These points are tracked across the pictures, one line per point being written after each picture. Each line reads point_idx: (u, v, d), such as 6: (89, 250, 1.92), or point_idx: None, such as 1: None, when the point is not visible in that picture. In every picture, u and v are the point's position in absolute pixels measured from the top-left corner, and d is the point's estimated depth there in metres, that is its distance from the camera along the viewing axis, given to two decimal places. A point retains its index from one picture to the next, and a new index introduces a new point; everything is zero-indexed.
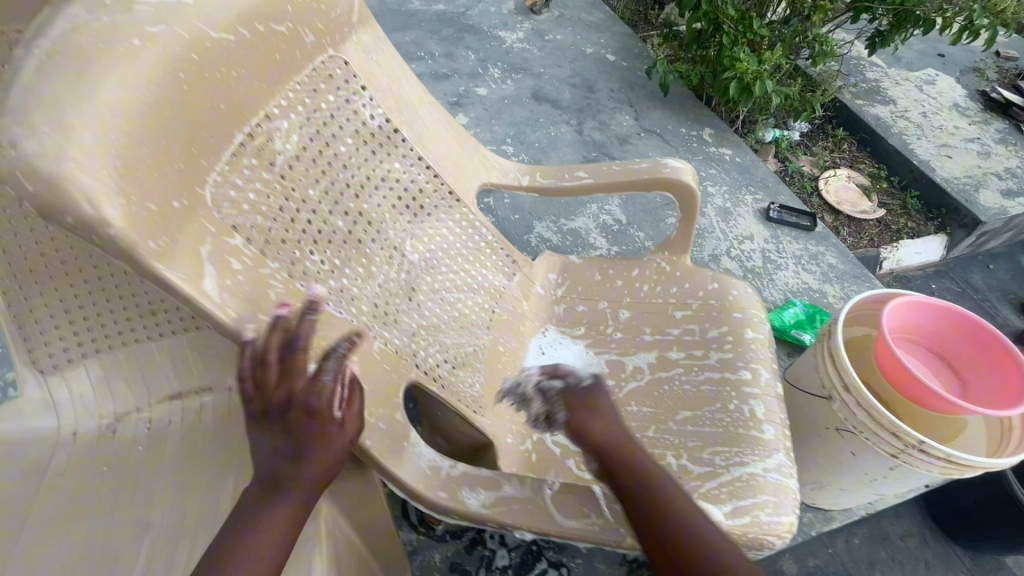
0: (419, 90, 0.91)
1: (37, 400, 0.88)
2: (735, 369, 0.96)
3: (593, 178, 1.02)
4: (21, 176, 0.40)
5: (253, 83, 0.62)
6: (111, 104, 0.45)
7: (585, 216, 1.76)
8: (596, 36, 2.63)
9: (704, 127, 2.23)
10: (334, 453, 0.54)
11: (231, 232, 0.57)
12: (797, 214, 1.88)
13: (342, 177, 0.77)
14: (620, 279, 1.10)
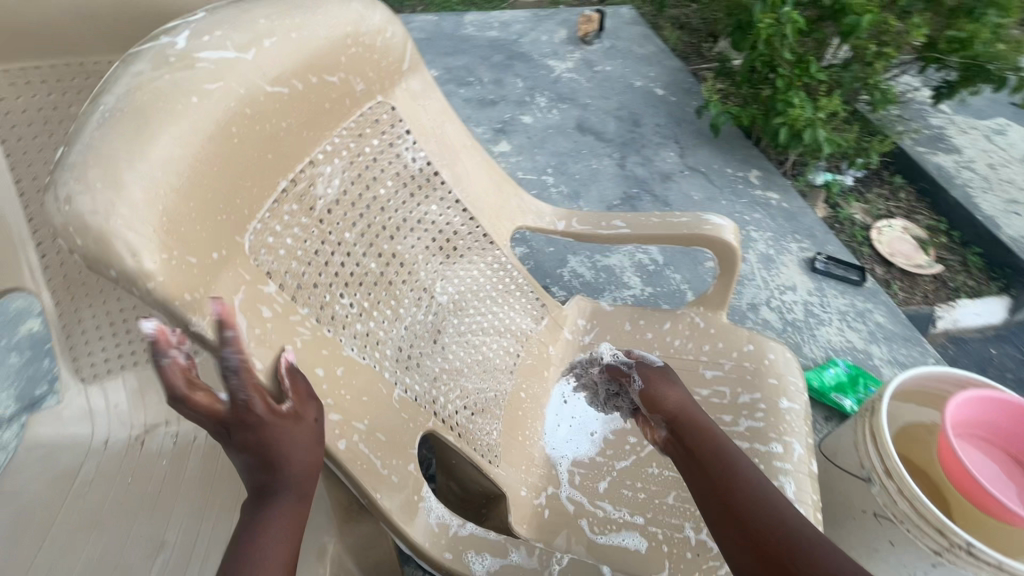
0: (462, 134, 0.92)
1: (74, 406, 0.92)
2: (767, 441, 0.90)
3: (630, 228, 0.99)
4: (73, 229, 0.43)
5: (302, 132, 0.64)
6: (165, 159, 0.47)
7: (620, 254, 1.73)
8: (646, 69, 2.62)
9: (750, 168, 2.17)
10: (298, 442, 0.53)
11: (265, 279, 0.57)
12: (845, 267, 1.80)
13: (379, 218, 0.78)
14: (650, 331, 1.07)
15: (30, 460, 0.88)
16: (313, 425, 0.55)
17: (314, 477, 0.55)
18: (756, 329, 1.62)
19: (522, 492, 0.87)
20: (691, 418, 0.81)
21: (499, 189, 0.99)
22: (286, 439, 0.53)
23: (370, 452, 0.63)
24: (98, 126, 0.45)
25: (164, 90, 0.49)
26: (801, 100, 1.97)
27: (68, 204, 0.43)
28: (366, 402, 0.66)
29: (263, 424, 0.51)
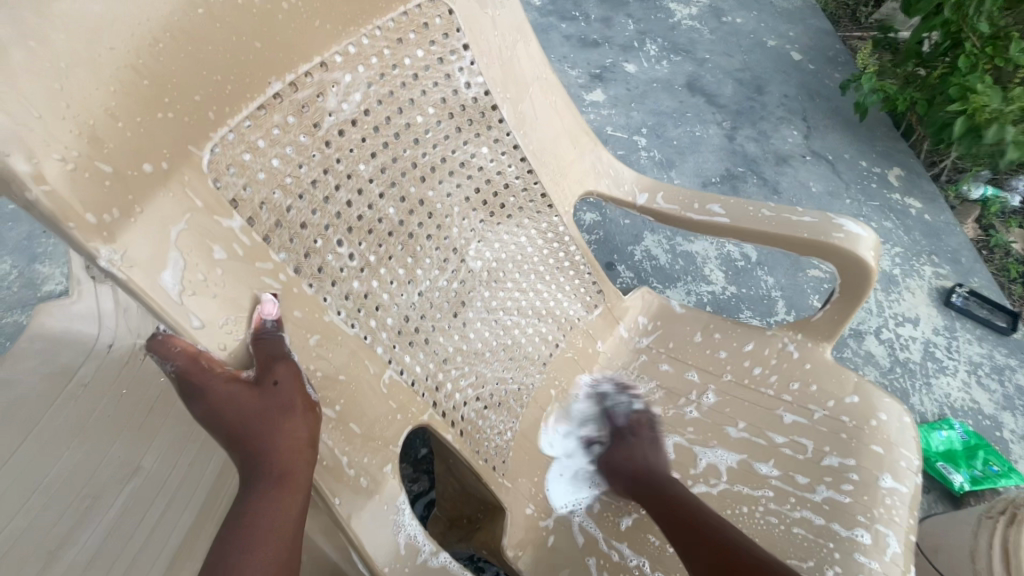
0: (539, 62, 0.72)
1: (86, 305, 0.88)
2: (851, 525, 0.69)
3: (730, 218, 0.77)
4: None
5: (312, 22, 0.48)
6: (77, 22, 0.34)
7: (706, 241, 1.48)
8: (786, 27, 2.19)
9: (891, 165, 1.78)
10: (262, 414, 0.46)
11: (227, 211, 0.44)
12: (990, 308, 1.44)
13: (410, 153, 0.61)
14: (725, 350, 0.86)
15: (29, 349, 0.83)
16: (281, 393, 0.47)
17: (291, 456, 0.47)
18: (855, 361, 1.33)
19: (527, 510, 0.73)
20: (656, 477, 0.71)
21: (573, 141, 0.79)
22: (241, 411, 0.46)
23: (334, 446, 0.52)
24: None
25: None
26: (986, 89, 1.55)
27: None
28: (342, 383, 0.54)
29: (215, 396, 0.45)
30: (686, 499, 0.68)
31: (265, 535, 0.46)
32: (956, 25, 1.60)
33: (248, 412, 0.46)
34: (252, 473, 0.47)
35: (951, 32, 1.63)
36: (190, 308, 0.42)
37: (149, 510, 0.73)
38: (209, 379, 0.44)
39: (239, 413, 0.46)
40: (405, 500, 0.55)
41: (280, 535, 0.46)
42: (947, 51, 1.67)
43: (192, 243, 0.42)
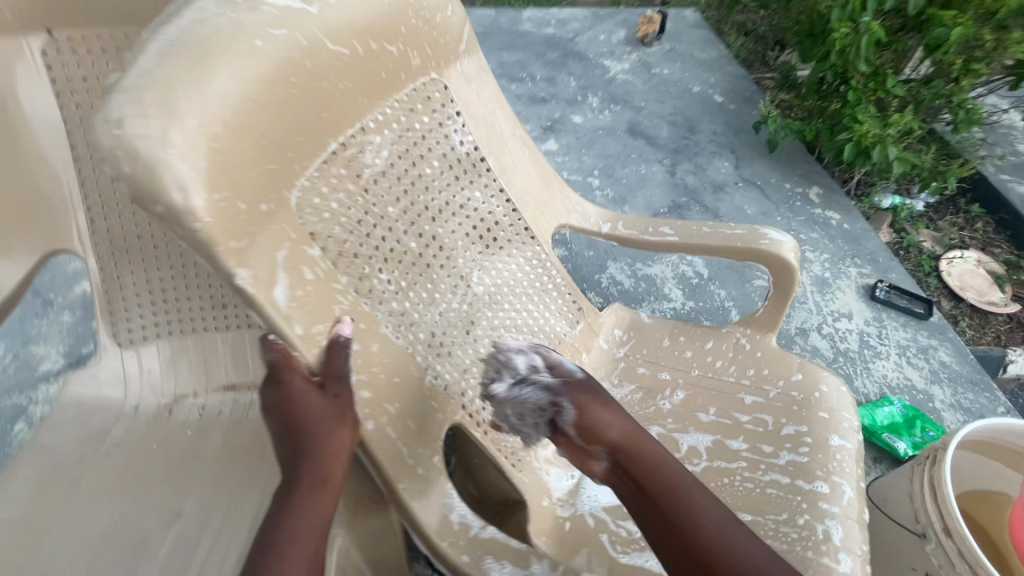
0: (512, 124, 0.90)
1: (115, 372, 0.94)
2: (811, 478, 0.81)
3: (678, 236, 0.94)
4: (122, 154, 0.41)
5: (356, 97, 0.64)
6: (230, 97, 0.47)
7: (661, 264, 1.66)
8: (706, 74, 2.51)
9: (811, 185, 2.05)
10: (320, 417, 0.55)
11: (310, 242, 0.58)
12: (909, 297, 1.67)
13: (422, 199, 0.75)
14: (691, 350, 1.00)
15: (63, 417, 0.90)
16: (339, 404, 0.56)
17: (336, 461, 0.55)
18: (803, 354, 1.51)
19: (545, 502, 0.83)
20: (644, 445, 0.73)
21: (545, 184, 0.95)
22: (306, 409, 0.55)
23: (396, 438, 0.63)
24: (165, 55, 0.44)
25: (227, 27, 0.47)
26: (871, 118, 1.84)
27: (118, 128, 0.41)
28: (397, 382, 0.66)
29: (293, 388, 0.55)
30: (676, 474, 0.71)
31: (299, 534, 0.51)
32: (841, 67, 1.89)
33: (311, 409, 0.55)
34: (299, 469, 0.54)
35: (838, 72, 1.92)
36: (293, 317, 0.54)
37: (195, 547, 0.78)
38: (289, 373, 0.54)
39: (302, 411, 0.55)
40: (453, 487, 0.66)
41: (310, 537, 0.52)
42: (838, 86, 1.97)
43: (291, 266, 0.55)
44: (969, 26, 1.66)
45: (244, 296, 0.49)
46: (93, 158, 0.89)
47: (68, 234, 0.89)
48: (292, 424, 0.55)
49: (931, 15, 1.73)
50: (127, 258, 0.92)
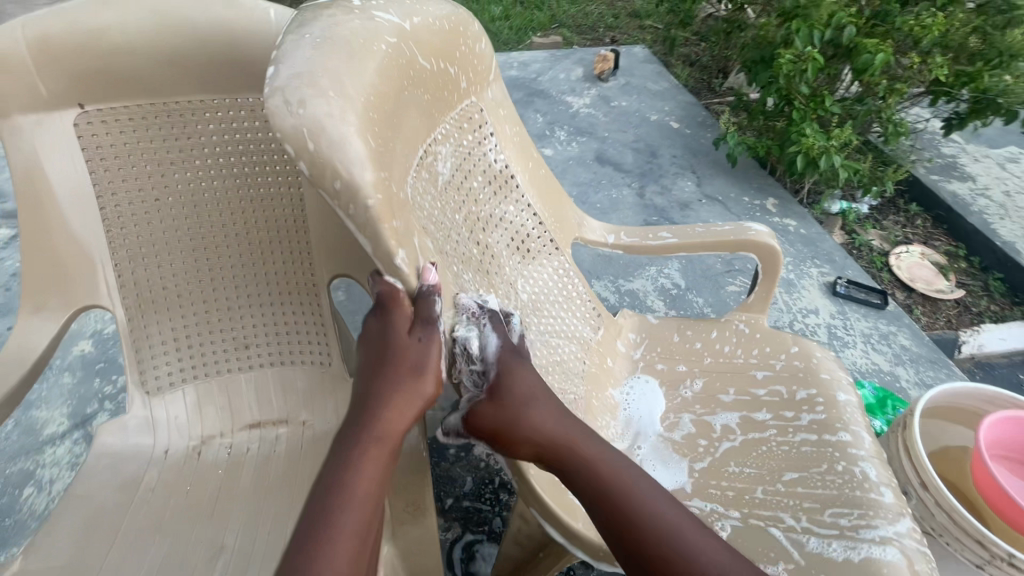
0: (530, 147, 1.04)
1: (140, 419, 0.98)
2: (834, 431, 0.92)
3: (676, 238, 1.05)
4: (310, 132, 0.54)
5: (432, 110, 0.79)
6: (371, 90, 0.61)
7: (643, 278, 1.79)
8: (661, 104, 2.73)
9: (767, 197, 2.23)
10: (406, 361, 0.63)
11: (426, 236, 0.69)
12: (865, 290, 1.84)
13: (474, 210, 0.90)
14: (700, 341, 1.11)
15: (97, 467, 0.92)
16: (423, 353, 0.64)
17: (406, 409, 0.63)
18: None
19: None
20: (552, 439, 0.72)
21: (556, 200, 1.08)
22: (400, 349, 0.64)
23: None
24: (329, 55, 0.58)
25: (364, 39, 0.63)
26: (815, 133, 2.04)
27: (301, 109, 0.54)
28: None
29: (393, 323, 0.64)
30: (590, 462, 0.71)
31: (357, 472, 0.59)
32: (786, 90, 2.12)
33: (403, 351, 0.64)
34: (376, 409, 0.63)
35: (784, 94, 2.15)
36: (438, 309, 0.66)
37: None
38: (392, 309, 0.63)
39: (395, 351, 0.64)
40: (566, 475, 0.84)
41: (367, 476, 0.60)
42: (784, 108, 2.19)
43: (421, 250, 0.66)
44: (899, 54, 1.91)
45: (397, 270, 0.60)
46: (120, 216, 0.95)
47: (96, 288, 0.95)
48: (383, 361, 0.64)
49: (859, 44, 1.95)
50: (152, 308, 0.99)
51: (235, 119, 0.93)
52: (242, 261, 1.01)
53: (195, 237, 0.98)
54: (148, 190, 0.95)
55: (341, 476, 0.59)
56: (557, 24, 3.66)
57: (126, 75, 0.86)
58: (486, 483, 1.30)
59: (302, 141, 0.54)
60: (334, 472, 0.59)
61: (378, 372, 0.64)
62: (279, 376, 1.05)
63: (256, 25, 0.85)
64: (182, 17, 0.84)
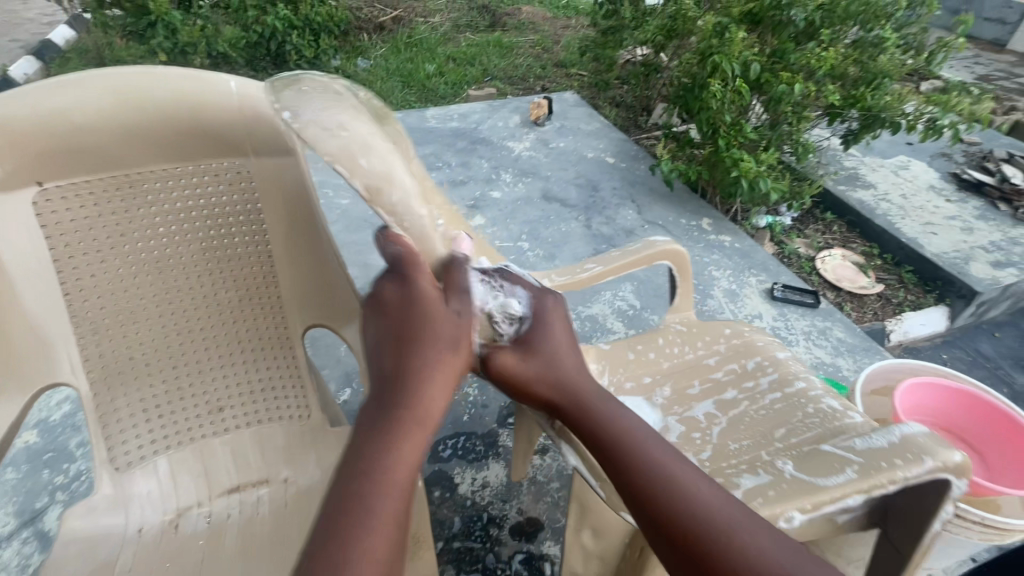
0: None
1: (110, 497, 0.94)
2: (792, 382, 1.08)
3: (602, 266, 1.13)
4: (360, 151, 0.72)
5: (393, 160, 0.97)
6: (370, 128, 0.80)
7: (600, 302, 1.89)
8: (595, 142, 2.94)
9: (702, 217, 2.43)
10: (441, 328, 0.72)
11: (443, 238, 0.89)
12: (800, 292, 2.01)
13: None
14: (652, 351, 1.18)
15: (65, 554, 0.86)
16: (457, 324, 0.74)
17: (446, 379, 0.71)
18: None
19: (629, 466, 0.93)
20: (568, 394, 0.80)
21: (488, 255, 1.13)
22: (433, 318, 0.72)
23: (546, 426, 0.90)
24: (340, 105, 0.77)
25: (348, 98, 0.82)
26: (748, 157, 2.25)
27: (342, 133, 0.72)
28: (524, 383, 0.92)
29: (422, 294, 0.73)
30: (603, 412, 0.78)
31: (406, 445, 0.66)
32: (713, 120, 2.34)
33: (435, 321, 0.72)
34: (414, 383, 0.69)
35: (711, 124, 2.36)
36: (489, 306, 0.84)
37: None
38: (419, 276, 0.73)
39: (429, 321, 0.72)
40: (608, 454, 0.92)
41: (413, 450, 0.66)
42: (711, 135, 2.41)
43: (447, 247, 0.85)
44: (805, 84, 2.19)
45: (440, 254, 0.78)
46: (81, 290, 0.93)
47: (58, 366, 0.92)
48: (415, 330, 0.72)
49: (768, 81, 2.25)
50: (123, 382, 0.98)
51: (199, 184, 0.97)
52: (211, 322, 1.03)
53: (167, 301, 0.99)
54: (113, 262, 0.95)
55: (387, 448, 0.65)
56: (489, 76, 3.90)
57: (88, 150, 0.88)
58: (474, 521, 1.30)
59: (352, 158, 0.71)
60: (379, 445, 0.65)
61: (412, 340, 0.71)
62: (255, 435, 1.04)
63: (216, 97, 0.90)
64: (143, 92, 0.87)
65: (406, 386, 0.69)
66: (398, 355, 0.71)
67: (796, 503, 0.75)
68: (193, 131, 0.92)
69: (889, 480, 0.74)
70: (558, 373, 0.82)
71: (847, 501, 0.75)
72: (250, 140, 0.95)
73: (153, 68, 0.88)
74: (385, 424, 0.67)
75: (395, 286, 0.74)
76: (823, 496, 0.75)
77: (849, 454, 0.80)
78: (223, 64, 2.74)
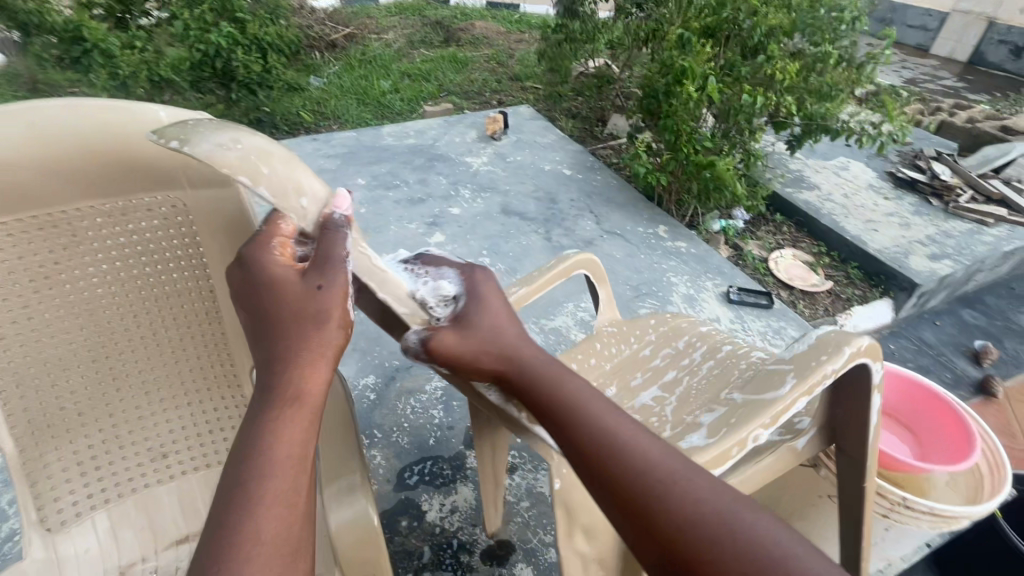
0: None
1: (41, 561, 0.86)
2: (721, 346, 1.14)
3: (523, 288, 1.11)
4: (260, 157, 0.62)
5: None
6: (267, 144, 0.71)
7: (563, 315, 1.90)
8: (552, 154, 2.97)
9: (658, 225, 2.48)
10: (308, 307, 0.63)
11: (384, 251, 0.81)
12: (755, 294, 2.07)
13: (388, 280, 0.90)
14: None
15: None
16: (323, 298, 0.63)
17: (319, 362, 0.63)
18: None
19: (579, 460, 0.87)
20: (516, 369, 0.72)
21: None
22: (293, 298, 0.64)
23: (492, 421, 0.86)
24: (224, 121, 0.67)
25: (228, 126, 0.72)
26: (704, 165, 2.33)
27: (238, 144, 0.62)
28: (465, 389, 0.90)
29: (278, 276, 0.64)
30: (555, 386, 0.70)
31: (278, 441, 0.59)
32: (670, 128, 2.37)
33: (300, 300, 0.63)
34: (284, 373, 0.62)
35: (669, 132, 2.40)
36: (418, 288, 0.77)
37: None
38: (274, 260, 0.65)
39: (292, 302, 0.64)
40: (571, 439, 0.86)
41: (291, 442, 0.59)
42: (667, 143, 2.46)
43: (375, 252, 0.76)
44: (754, 95, 2.27)
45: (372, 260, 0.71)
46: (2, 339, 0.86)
47: None
48: (278, 313, 0.64)
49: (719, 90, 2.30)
50: (52, 437, 0.90)
51: (133, 220, 0.91)
52: (149, 363, 0.97)
53: (98, 347, 0.93)
54: (41, 307, 0.88)
55: (258, 446, 0.59)
56: (445, 91, 3.91)
57: (8, 185, 0.81)
58: (444, 548, 1.27)
59: (254, 166, 0.62)
60: (248, 444, 0.59)
61: (278, 325, 0.64)
62: (205, 480, 1.00)
63: (146, 127, 0.86)
64: (67, 125, 0.82)
65: (276, 377, 0.62)
66: (271, 342, 0.64)
67: (761, 420, 0.75)
68: (125, 169, 0.88)
69: (820, 376, 0.75)
70: (502, 344, 0.73)
71: (798, 404, 0.75)
72: (186, 171, 0.91)
73: (76, 100, 0.82)
74: (258, 421, 0.60)
75: (250, 272, 0.65)
76: (774, 407, 0.76)
77: (785, 366, 0.82)
78: (167, 87, 2.63)
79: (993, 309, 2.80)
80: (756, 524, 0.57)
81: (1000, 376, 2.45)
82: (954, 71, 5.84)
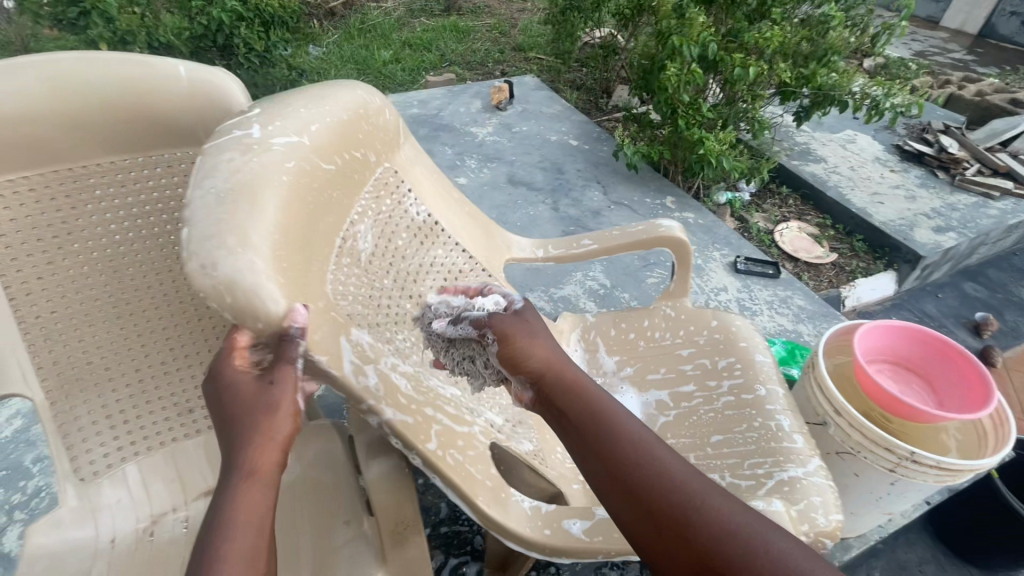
0: (429, 168, 1.10)
1: (78, 509, 0.89)
2: (738, 342, 1.20)
3: (597, 244, 1.22)
4: (226, 289, 0.58)
5: (344, 199, 0.85)
6: (269, 217, 0.64)
7: (572, 284, 1.91)
8: (558, 125, 2.94)
9: (666, 197, 2.47)
10: (264, 397, 0.62)
11: (356, 333, 0.77)
12: (761, 264, 2.09)
13: (402, 266, 1.00)
14: (632, 331, 1.29)
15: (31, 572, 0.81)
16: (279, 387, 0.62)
17: (273, 444, 0.61)
18: None
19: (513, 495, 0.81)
20: (554, 375, 0.82)
21: (482, 231, 1.20)
22: (247, 395, 0.62)
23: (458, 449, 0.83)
24: (229, 199, 0.62)
25: (260, 164, 0.67)
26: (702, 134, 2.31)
27: (216, 271, 0.59)
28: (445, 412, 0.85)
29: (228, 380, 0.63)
30: (592, 395, 0.79)
31: (237, 516, 0.56)
32: (669, 100, 2.36)
33: (257, 393, 0.62)
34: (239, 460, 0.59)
35: (668, 104, 2.39)
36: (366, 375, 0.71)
37: None
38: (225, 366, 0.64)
39: (245, 396, 0.62)
40: (512, 489, 0.82)
41: (253, 518, 0.56)
42: (668, 114, 2.44)
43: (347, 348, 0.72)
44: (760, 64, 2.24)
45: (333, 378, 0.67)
46: (28, 294, 0.86)
47: (9, 376, 0.85)
48: (232, 410, 0.62)
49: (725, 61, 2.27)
50: (78, 391, 0.92)
51: (150, 176, 0.92)
52: (174, 319, 0.99)
53: (121, 305, 0.94)
54: (62, 264, 0.89)
55: (217, 527, 0.55)
56: (447, 62, 3.84)
57: (28, 141, 0.79)
58: (460, 505, 1.31)
59: (220, 296, 0.59)
60: (205, 527, 0.55)
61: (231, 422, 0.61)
62: None
63: (165, 80, 0.84)
64: (85, 78, 0.80)
65: (231, 468, 0.59)
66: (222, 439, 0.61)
67: None
68: (139, 128, 0.87)
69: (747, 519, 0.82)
70: (554, 356, 0.84)
71: None
72: (205, 128, 0.89)
73: (91, 55, 0.81)
74: (215, 506, 0.57)
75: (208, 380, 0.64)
76: None
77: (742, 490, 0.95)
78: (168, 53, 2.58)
79: (995, 282, 2.82)
80: (774, 536, 0.63)
81: (999, 347, 2.49)
82: (964, 43, 5.74)
